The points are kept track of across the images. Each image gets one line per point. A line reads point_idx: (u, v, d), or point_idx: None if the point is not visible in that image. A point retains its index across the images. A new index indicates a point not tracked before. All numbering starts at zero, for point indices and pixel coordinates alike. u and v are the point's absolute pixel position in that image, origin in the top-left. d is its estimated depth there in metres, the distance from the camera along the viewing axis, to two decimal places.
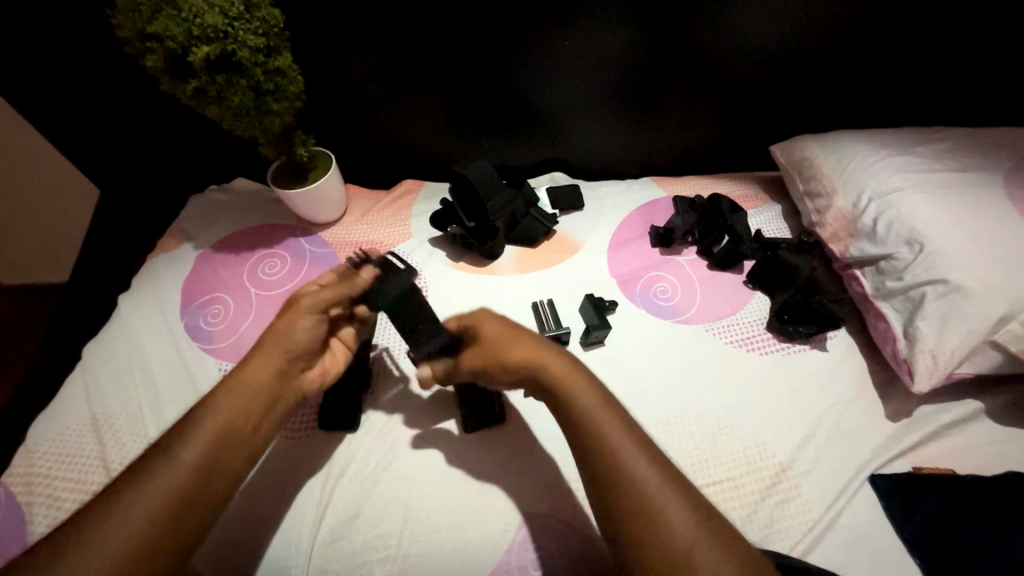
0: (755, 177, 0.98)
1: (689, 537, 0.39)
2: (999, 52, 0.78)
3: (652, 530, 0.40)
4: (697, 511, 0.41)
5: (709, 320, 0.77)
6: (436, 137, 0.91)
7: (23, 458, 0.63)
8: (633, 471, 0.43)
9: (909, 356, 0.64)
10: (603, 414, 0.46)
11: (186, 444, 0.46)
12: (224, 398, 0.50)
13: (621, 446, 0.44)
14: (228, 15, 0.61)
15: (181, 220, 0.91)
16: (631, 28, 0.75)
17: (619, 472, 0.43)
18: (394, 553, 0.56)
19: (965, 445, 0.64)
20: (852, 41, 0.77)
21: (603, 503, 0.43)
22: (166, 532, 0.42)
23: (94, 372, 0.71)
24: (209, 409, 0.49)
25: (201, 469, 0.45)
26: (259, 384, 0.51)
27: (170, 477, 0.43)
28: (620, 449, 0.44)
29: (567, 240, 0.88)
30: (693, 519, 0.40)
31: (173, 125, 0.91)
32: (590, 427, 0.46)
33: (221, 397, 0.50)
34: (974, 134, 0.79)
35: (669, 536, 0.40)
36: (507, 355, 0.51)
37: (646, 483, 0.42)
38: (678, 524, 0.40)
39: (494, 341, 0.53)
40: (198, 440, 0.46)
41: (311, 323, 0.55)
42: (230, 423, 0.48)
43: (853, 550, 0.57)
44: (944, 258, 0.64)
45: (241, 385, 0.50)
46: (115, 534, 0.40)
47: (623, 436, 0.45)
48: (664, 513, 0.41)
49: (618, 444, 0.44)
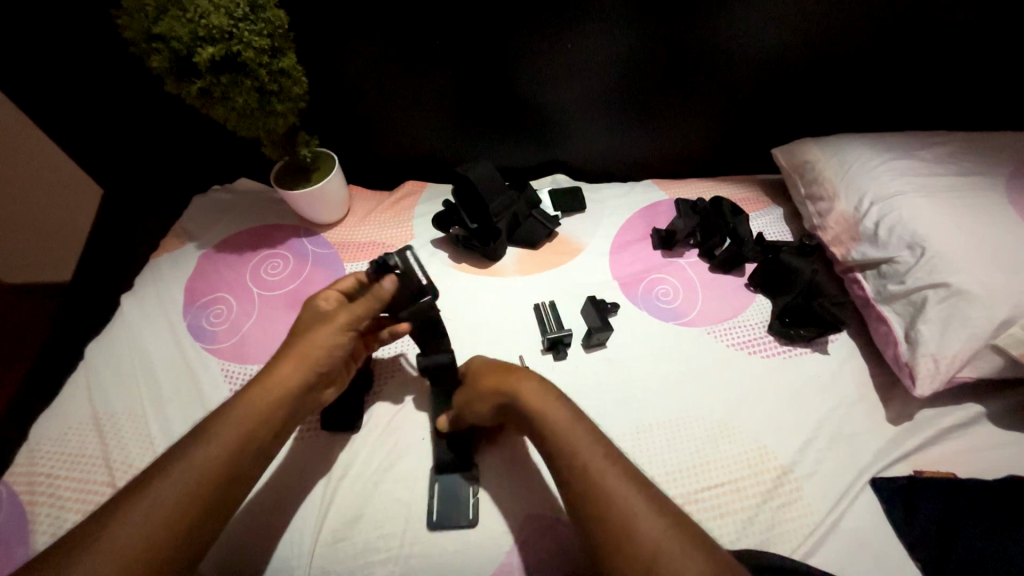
0: (757, 180, 0.98)
1: (655, 541, 0.39)
2: (1000, 57, 0.78)
3: (620, 532, 0.40)
4: (669, 517, 0.41)
5: (711, 323, 0.77)
6: (440, 138, 0.91)
7: (25, 457, 0.63)
8: (604, 479, 0.43)
9: (910, 358, 0.64)
10: (574, 428, 0.48)
11: (199, 447, 0.46)
12: (242, 403, 0.50)
13: (590, 458, 0.45)
14: (233, 16, 0.61)
15: (184, 220, 0.91)
16: (634, 31, 0.75)
17: (590, 482, 0.43)
18: (395, 555, 0.56)
19: (967, 449, 0.64)
20: (855, 44, 0.78)
21: (576, 508, 0.44)
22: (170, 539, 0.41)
23: (97, 372, 0.71)
24: (227, 412, 0.49)
25: (213, 473, 0.45)
26: (282, 395, 0.51)
27: (181, 480, 0.43)
28: (591, 459, 0.45)
29: (569, 242, 0.88)
30: (664, 525, 0.40)
31: (177, 125, 0.91)
32: (562, 441, 0.47)
33: (241, 402, 0.50)
34: (975, 138, 0.79)
35: (633, 541, 0.39)
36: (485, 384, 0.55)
37: (613, 495, 0.42)
38: (644, 528, 0.40)
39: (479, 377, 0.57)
40: (213, 443, 0.46)
41: (337, 338, 0.55)
42: (246, 429, 0.48)
43: (855, 553, 0.57)
44: (946, 262, 0.64)
45: (258, 393, 0.50)
46: (126, 538, 0.40)
47: (594, 450, 0.46)
48: (629, 522, 0.40)
49: (590, 455, 0.45)
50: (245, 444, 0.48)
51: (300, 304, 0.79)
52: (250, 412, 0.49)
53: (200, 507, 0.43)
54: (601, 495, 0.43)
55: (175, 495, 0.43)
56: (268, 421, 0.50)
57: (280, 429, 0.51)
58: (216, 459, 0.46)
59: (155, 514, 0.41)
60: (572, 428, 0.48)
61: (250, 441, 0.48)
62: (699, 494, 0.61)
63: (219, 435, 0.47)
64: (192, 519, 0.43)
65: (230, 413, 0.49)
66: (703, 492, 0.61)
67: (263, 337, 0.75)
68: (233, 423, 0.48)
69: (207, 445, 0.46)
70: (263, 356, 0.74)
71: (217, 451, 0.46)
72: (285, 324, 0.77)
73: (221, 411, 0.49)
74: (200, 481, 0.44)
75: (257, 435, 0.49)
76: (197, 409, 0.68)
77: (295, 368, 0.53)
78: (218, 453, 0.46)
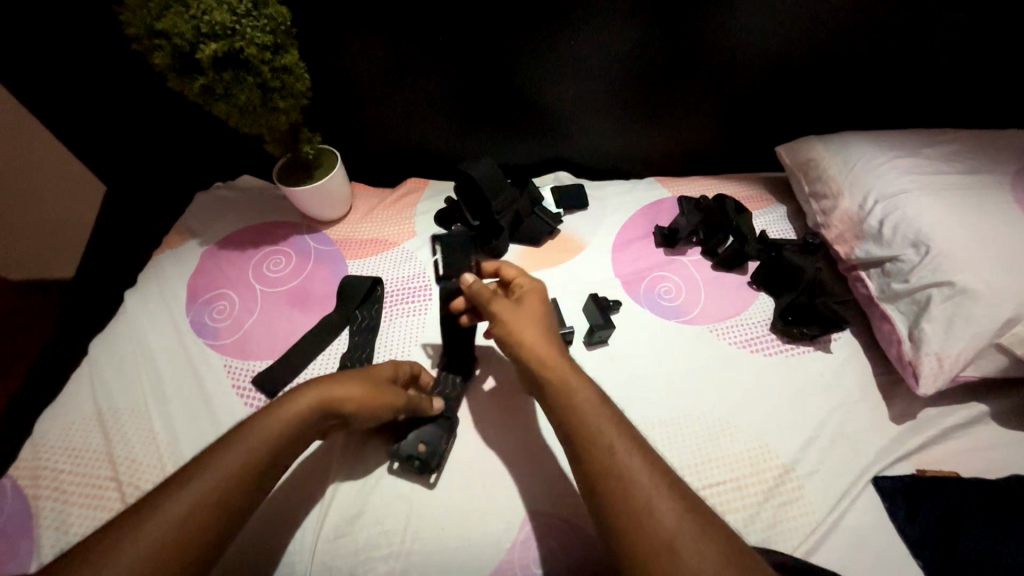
0: (760, 178, 0.98)
1: (673, 528, 0.39)
2: (1005, 55, 0.78)
3: (635, 524, 0.40)
4: (682, 505, 0.41)
5: (713, 321, 0.77)
6: (441, 134, 0.91)
7: (30, 452, 0.64)
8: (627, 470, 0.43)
9: (914, 358, 0.63)
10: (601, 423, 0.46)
11: (227, 449, 0.47)
12: (274, 408, 0.51)
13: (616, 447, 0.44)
14: (235, 13, 0.61)
15: (186, 216, 0.91)
16: (637, 27, 0.75)
17: (608, 466, 0.43)
18: (397, 551, 0.56)
19: (971, 448, 0.64)
20: (860, 39, 0.77)
21: (590, 486, 0.44)
22: (198, 536, 0.42)
23: (100, 368, 0.71)
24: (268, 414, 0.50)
25: (240, 473, 0.46)
26: (303, 414, 0.51)
27: (212, 478, 0.44)
28: (621, 462, 0.43)
29: (571, 240, 0.87)
30: (677, 512, 0.40)
31: (178, 121, 0.91)
32: (588, 428, 0.46)
33: (285, 399, 0.52)
34: (981, 137, 0.78)
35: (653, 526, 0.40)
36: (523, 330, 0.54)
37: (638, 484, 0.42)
38: (663, 516, 0.40)
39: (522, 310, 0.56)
40: (243, 444, 0.47)
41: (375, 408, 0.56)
42: (277, 438, 0.49)
43: (857, 552, 0.57)
44: (951, 260, 0.64)
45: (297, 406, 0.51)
46: (158, 534, 0.40)
47: (616, 433, 0.46)
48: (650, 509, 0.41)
49: (618, 456, 0.44)
50: (273, 442, 0.49)
51: (301, 301, 0.80)
52: (281, 421, 0.50)
53: (226, 509, 0.44)
54: (619, 486, 0.42)
55: (206, 494, 0.43)
56: (298, 427, 0.51)
57: (302, 440, 0.53)
58: (246, 459, 0.47)
59: (184, 512, 0.42)
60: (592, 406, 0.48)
61: (280, 444, 0.49)
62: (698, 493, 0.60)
63: (251, 437, 0.48)
64: (218, 518, 0.43)
65: (267, 415, 0.50)
66: (702, 490, 0.61)
67: (265, 334, 0.76)
68: (269, 428, 0.49)
69: (236, 447, 0.47)
70: (265, 353, 0.74)
71: (246, 452, 0.47)
72: (287, 322, 0.77)
73: (253, 417, 0.50)
74: (227, 482, 0.45)
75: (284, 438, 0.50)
76: (198, 405, 0.68)
77: (328, 394, 0.53)
78: (247, 455, 0.47)
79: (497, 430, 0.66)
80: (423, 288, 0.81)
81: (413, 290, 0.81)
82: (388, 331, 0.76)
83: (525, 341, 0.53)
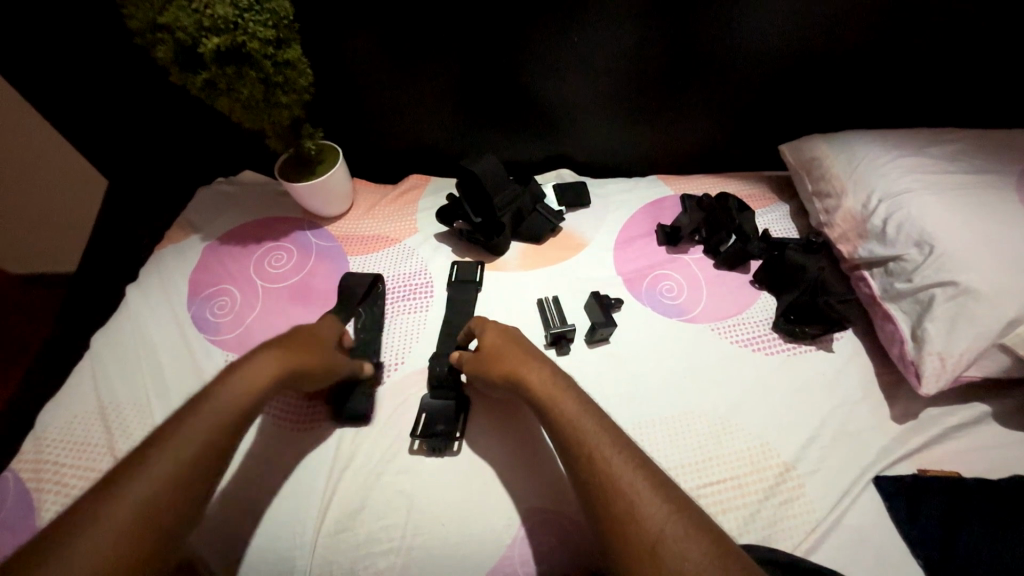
0: (763, 177, 0.97)
1: (659, 529, 0.40)
2: (1012, 55, 0.77)
3: (623, 525, 0.41)
4: (671, 507, 0.42)
5: (714, 319, 0.77)
6: (443, 130, 0.91)
7: (32, 444, 0.64)
8: (618, 477, 0.44)
9: (916, 357, 0.63)
10: (590, 430, 0.48)
11: (185, 423, 0.45)
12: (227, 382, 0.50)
13: (608, 455, 0.46)
14: (239, 6, 0.60)
15: (188, 211, 0.91)
16: (641, 24, 0.74)
17: (596, 468, 0.45)
18: (397, 547, 0.56)
19: (973, 448, 0.64)
20: (866, 37, 0.76)
21: (582, 486, 0.46)
22: (169, 508, 0.41)
23: (103, 362, 0.72)
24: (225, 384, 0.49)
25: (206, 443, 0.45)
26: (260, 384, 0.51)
27: (174, 451, 0.43)
28: (615, 470, 0.44)
29: (573, 237, 0.87)
30: (666, 511, 0.41)
31: (181, 116, 0.91)
32: (580, 439, 0.48)
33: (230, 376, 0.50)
34: (987, 136, 0.78)
35: (639, 525, 0.41)
36: (508, 364, 0.57)
37: (627, 490, 0.43)
38: (648, 518, 0.41)
39: (492, 351, 0.60)
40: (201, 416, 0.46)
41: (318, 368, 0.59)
42: (239, 406, 0.49)
43: (857, 551, 0.57)
44: (955, 260, 0.64)
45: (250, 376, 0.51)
46: (123, 512, 0.39)
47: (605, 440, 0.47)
48: (635, 512, 0.41)
49: (611, 463, 0.45)
50: (233, 411, 0.48)
51: (302, 296, 0.80)
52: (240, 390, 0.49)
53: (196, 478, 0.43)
54: (605, 490, 0.44)
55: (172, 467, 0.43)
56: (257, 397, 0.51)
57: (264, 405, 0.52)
58: (208, 428, 0.46)
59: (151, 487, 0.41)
60: (585, 418, 0.49)
61: (244, 409, 0.49)
62: (697, 491, 0.60)
63: (210, 408, 0.47)
64: (187, 489, 0.43)
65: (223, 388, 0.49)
66: (701, 488, 0.61)
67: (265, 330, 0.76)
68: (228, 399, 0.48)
69: (194, 420, 0.46)
70: None
71: (208, 423, 0.46)
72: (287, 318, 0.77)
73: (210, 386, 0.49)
74: (192, 453, 0.44)
75: (250, 407, 0.49)
76: None
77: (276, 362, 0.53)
78: (211, 423, 0.46)
79: (490, 434, 0.65)
80: (424, 285, 0.81)
81: (415, 287, 0.81)
82: (390, 328, 0.76)
83: (535, 389, 0.54)
